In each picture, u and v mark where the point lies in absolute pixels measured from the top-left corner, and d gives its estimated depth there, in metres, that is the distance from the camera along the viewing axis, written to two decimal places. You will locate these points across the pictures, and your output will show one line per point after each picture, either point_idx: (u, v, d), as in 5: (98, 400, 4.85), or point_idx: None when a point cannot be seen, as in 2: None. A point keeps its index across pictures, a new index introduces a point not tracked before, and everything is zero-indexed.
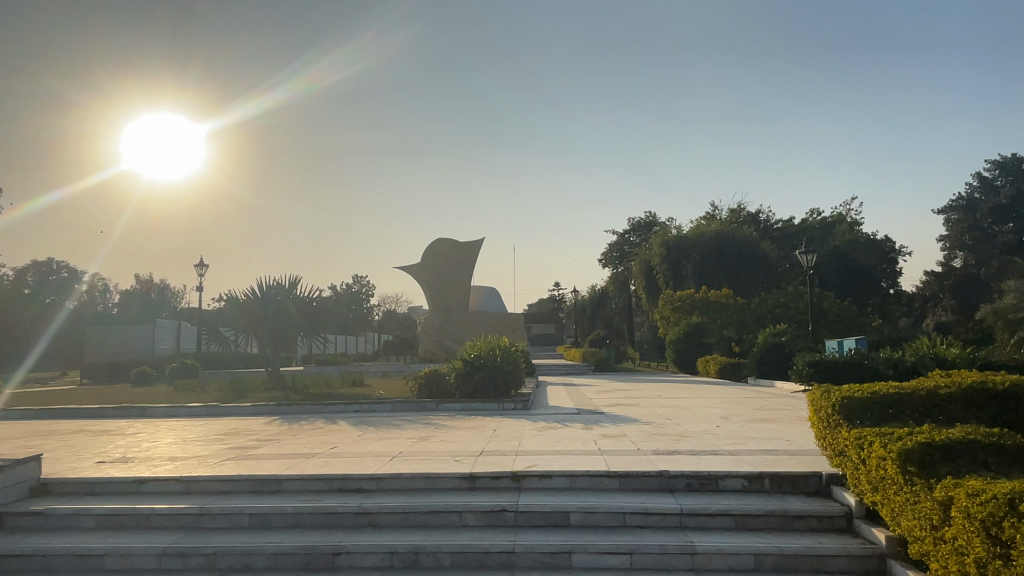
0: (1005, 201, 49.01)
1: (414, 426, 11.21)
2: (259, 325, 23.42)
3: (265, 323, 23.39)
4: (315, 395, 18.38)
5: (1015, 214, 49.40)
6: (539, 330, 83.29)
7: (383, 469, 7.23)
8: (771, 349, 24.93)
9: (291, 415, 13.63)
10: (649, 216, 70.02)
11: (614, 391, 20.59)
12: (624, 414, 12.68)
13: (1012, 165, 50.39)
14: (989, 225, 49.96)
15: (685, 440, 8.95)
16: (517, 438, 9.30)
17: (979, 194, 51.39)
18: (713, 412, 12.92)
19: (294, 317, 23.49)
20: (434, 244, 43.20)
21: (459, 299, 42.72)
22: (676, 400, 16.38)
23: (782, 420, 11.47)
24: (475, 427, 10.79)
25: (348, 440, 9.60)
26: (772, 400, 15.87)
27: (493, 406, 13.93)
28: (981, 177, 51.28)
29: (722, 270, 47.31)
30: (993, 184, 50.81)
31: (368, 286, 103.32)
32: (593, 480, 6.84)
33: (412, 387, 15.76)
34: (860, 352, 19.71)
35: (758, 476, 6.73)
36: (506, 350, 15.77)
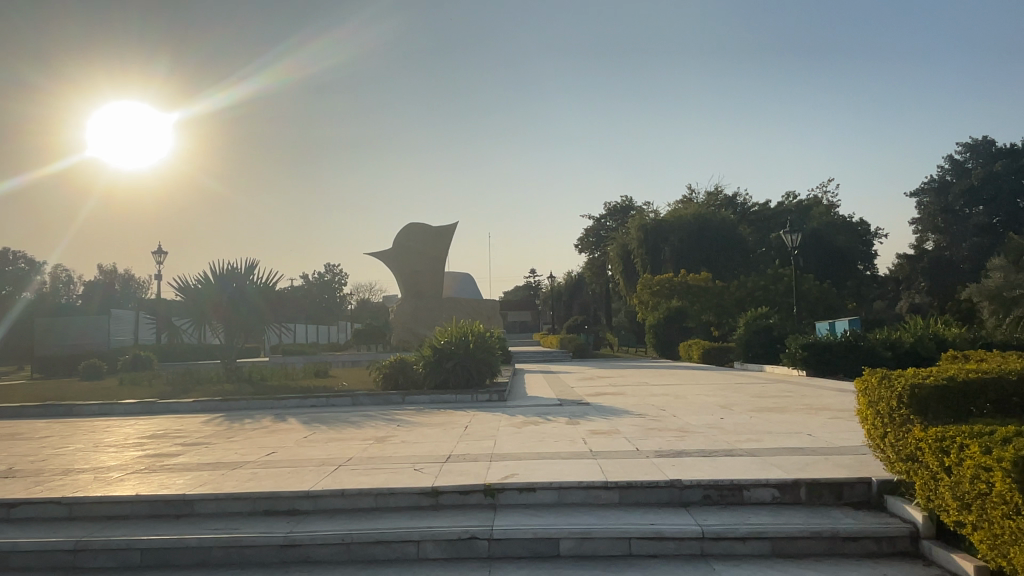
0: (975, 183, 47.15)
1: (373, 423, 9.74)
2: (217, 312, 21.51)
3: (224, 310, 21.49)
4: (271, 387, 16.80)
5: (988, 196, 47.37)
6: (516, 317, 82.01)
7: (320, 482, 5.79)
8: (759, 332, 23.78)
9: (238, 412, 12.08)
10: (626, 200, 68.84)
11: (596, 378, 19.28)
12: (613, 406, 11.32)
13: (983, 147, 48.95)
14: (961, 208, 48.44)
15: (689, 437, 7.60)
16: (493, 438, 7.88)
17: (951, 177, 49.96)
18: (710, 401, 11.61)
19: (256, 302, 21.63)
20: (406, 229, 41.43)
21: (433, 285, 41.10)
22: (665, 387, 15.09)
23: (790, 409, 10.20)
24: (443, 425, 9.36)
25: (291, 444, 8.11)
26: (769, 386, 14.66)
27: (465, 399, 12.52)
28: (953, 160, 49.87)
29: (700, 253, 46.28)
30: (965, 167, 49.34)
31: (341, 275, 101.27)
32: (586, 493, 5.45)
33: (376, 378, 14.25)
34: (855, 333, 18.61)
35: (793, 485, 5.41)
36: (480, 335, 14.33)
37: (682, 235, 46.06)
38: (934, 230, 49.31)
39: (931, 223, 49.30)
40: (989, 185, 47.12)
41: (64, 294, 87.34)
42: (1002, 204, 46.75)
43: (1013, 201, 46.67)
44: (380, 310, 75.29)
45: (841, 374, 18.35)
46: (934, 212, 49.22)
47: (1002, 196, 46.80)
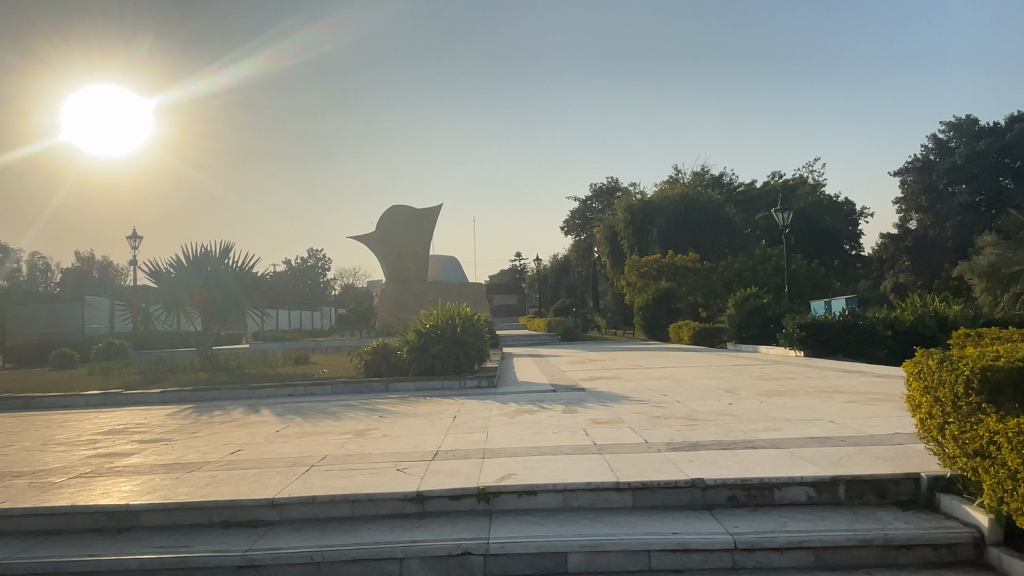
0: (959, 161, 46.87)
1: (352, 415, 8.96)
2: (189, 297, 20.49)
3: (197, 296, 20.46)
4: (247, 376, 15.97)
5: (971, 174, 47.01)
6: (501, 302, 81.29)
7: (288, 486, 5.04)
8: (753, 312, 23.16)
9: (208, 404, 11.26)
10: (611, 181, 68.08)
11: (587, 362, 18.64)
12: (611, 391, 10.62)
13: (966, 126, 48.57)
14: (945, 186, 48.20)
15: (701, 425, 6.92)
16: (484, 429, 7.16)
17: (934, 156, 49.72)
18: (712, 384, 10.96)
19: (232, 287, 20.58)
20: (389, 212, 40.37)
21: (417, 269, 40.15)
22: (661, 371, 14.44)
23: (800, 392, 9.57)
24: (428, 415, 8.60)
25: (260, 439, 7.33)
26: (770, 368, 14.06)
27: (453, 385, 11.81)
28: (937, 139, 49.63)
29: (687, 234, 45.69)
30: (948, 146, 49.12)
31: (325, 260, 99.99)
32: (594, 496, 4.73)
33: (357, 365, 13.47)
34: (854, 311, 18.06)
35: (831, 483, 4.74)
36: (467, 318, 13.57)
37: (669, 215, 45.35)
38: (917, 209, 48.93)
39: (915, 202, 49.00)
40: (972, 163, 46.89)
41: (39, 281, 85.49)
42: (985, 181, 46.37)
43: (996, 179, 46.36)
44: (363, 295, 74.25)
45: (840, 354, 17.68)
46: (917, 192, 48.84)
47: (986, 173, 46.53)
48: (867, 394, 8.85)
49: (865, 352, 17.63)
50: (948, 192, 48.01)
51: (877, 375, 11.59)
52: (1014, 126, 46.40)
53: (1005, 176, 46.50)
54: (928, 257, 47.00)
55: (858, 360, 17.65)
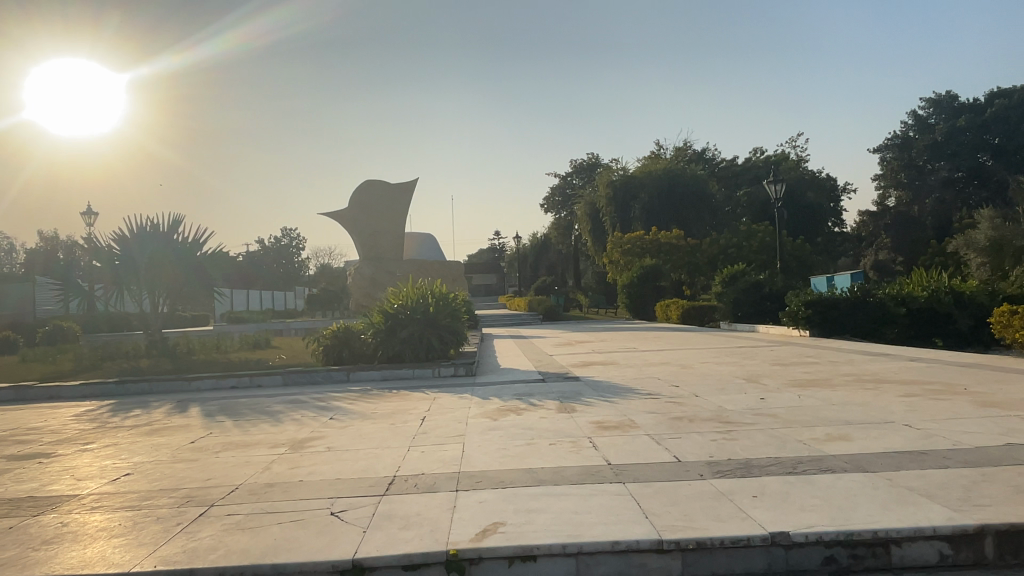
0: (938, 138, 46.04)
1: (296, 417, 7.22)
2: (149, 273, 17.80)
3: (159, 270, 17.80)
4: (192, 363, 14.14)
5: (950, 151, 46.00)
6: (479, 281, 79.46)
7: (161, 549, 3.33)
8: (749, 289, 21.71)
9: (131, 400, 9.48)
10: (592, 157, 66.28)
11: (574, 344, 17.02)
12: (612, 382, 9.00)
13: (946, 102, 47.55)
14: (924, 163, 47.29)
15: (742, 433, 5.35)
16: (460, 440, 5.52)
17: (913, 133, 48.68)
18: (727, 372, 9.39)
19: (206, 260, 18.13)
20: (363, 185, 38.17)
21: (392, 247, 38.31)
22: (660, 354, 12.85)
23: (837, 381, 8.06)
24: (391, 417, 6.91)
25: (165, 456, 5.57)
26: (782, 351, 12.54)
27: (425, 373, 10.24)
28: (917, 115, 48.56)
29: (670, 211, 44.12)
30: (927, 122, 48.14)
31: (299, 239, 97.58)
32: (626, 561, 3.10)
33: (314, 350, 11.68)
34: (863, 287, 16.59)
35: (972, 534, 3.19)
36: (441, 296, 11.80)
37: (652, 191, 43.70)
38: (897, 186, 48.17)
39: (894, 178, 48.37)
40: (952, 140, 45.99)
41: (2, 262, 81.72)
42: (964, 158, 45.29)
43: (974, 156, 45.18)
44: (337, 276, 71.91)
45: (848, 334, 16.44)
46: (897, 168, 48.07)
47: (964, 150, 45.53)
48: (924, 385, 7.32)
49: (874, 331, 16.31)
50: (928, 169, 47.05)
51: (912, 359, 10.11)
52: (994, 102, 45.44)
53: (985, 153, 45.36)
54: (907, 233, 45.91)
55: (866, 339, 16.32)
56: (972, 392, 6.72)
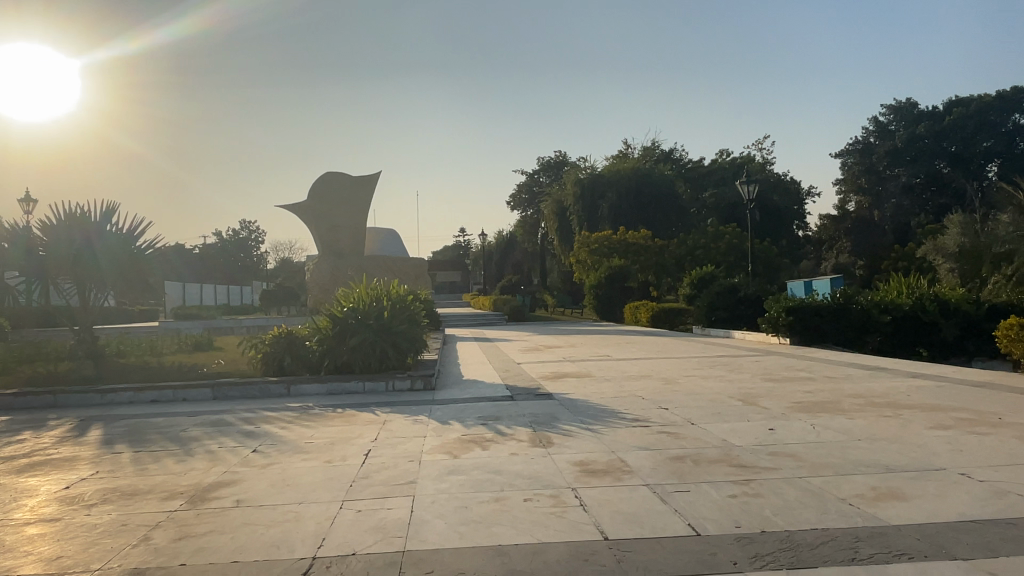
0: (898, 145, 46.12)
1: (212, 449, 5.94)
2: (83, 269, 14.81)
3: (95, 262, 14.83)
4: (118, 369, 12.58)
5: (909, 158, 46.36)
6: (444, 278, 77.95)
7: None
8: (724, 292, 20.89)
9: (25, 418, 8.04)
10: (559, 155, 65.35)
11: (542, 350, 15.93)
12: (591, 401, 7.90)
13: (906, 109, 47.78)
14: (884, 169, 47.46)
15: (767, 486, 4.24)
16: (409, 492, 4.32)
17: (874, 139, 48.76)
18: (718, 390, 8.37)
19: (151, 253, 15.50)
20: (323, 178, 36.40)
21: (352, 242, 36.72)
22: (638, 364, 11.83)
23: (847, 405, 7.06)
24: (330, 450, 5.67)
25: (17, 517, 4.22)
26: (768, 363, 11.60)
27: (378, 387, 9.08)
28: (877, 121, 48.62)
29: (638, 212, 43.36)
30: (887, 129, 48.28)
31: (258, 233, 94.77)
32: None
33: (252, 357, 10.34)
34: (845, 292, 15.80)
35: None
36: (398, 299, 10.51)
37: (620, 190, 42.90)
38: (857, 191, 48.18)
39: (854, 183, 48.49)
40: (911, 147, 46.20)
41: None
42: (923, 165, 45.62)
43: (933, 163, 45.43)
44: (298, 270, 69.79)
45: (830, 342, 15.61)
46: (857, 173, 48.19)
47: (922, 157, 45.83)
48: (951, 412, 6.34)
49: (857, 339, 15.55)
50: (888, 175, 47.28)
51: (914, 376, 9.22)
52: (953, 111, 45.77)
53: (943, 160, 45.71)
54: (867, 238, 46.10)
55: (848, 347, 15.56)
56: (1013, 424, 5.74)
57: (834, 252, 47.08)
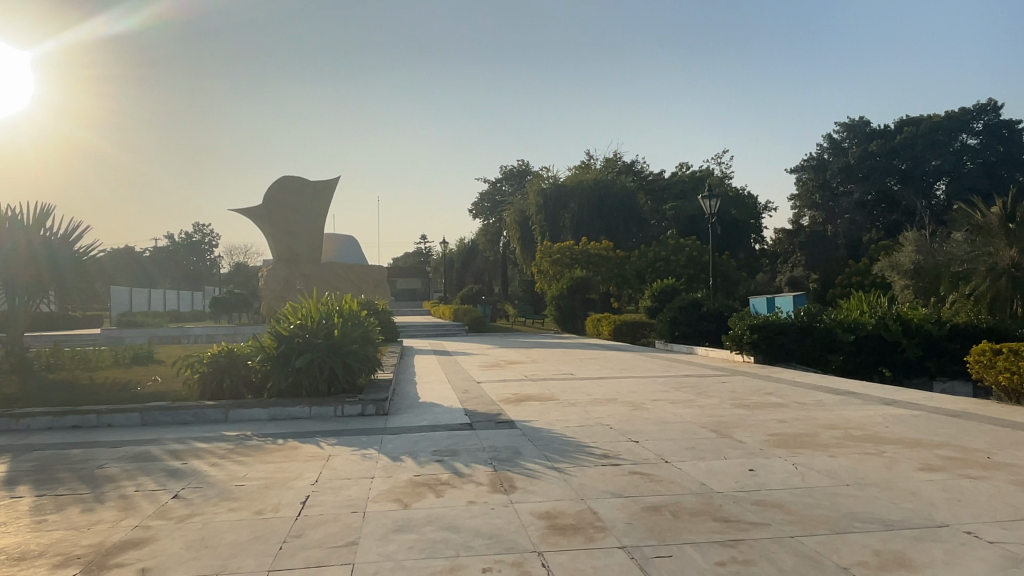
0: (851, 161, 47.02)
1: (130, 494, 5.22)
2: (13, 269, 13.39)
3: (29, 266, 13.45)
4: (43, 386, 11.56)
5: (862, 175, 47.29)
6: (404, 286, 76.87)
7: None
8: (687, 307, 20.64)
9: None
10: (522, 164, 65.08)
11: (503, 366, 15.37)
12: (555, 430, 7.37)
13: (859, 127, 48.79)
14: (838, 185, 48.34)
15: (757, 549, 3.75)
16: (349, 557, 3.72)
17: (828, 155, 49.64)
18: (689, 418, 7.93)
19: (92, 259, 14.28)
20: (280, 182, 35.25)
21: (309, 249, 35.67)
22: (603, 385, 11.37)
23: (825, 438, 6.68)
24: (263, 497, 5.00)
25: None
26: (736, 384, 11.25)
27: (327, 412, 8.43)
28: (832, 138, 49.51)
29: (600, 223, 43.17)
30: (841, 146, 49.19)
31: (212, 237, 92.26)
32: None
33: (188, 378, 9.54)
34: (809, 311, 15.61)
35: None
36: (350, 315, 9.83)
37: (582, 201, 42.71)
38: (811, 206, 48.87)
39: (809, 199, 49.22)
40: (864, 164, 47.15)
41: None
42: (875, 182, 46.60)
43: (884, 180, 46.45)
44: (253, 276, 68.01)
45: (794, 361, 15.37)
46: (812, 189, 48.95)
47: (875, 174, 46.81)
48: (936, 449, 5.98)
49: (821, 358, 15.33)
50: (841, 192, 48.15)
51: (888, 404, 8.92)
52: (904, 130, 46.90)
53: (894, 178, 46.76)
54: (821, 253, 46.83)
55: (812, 367, 15.35)
56: (1006, 466, 5.38)
57: (788, 266, 47.57)
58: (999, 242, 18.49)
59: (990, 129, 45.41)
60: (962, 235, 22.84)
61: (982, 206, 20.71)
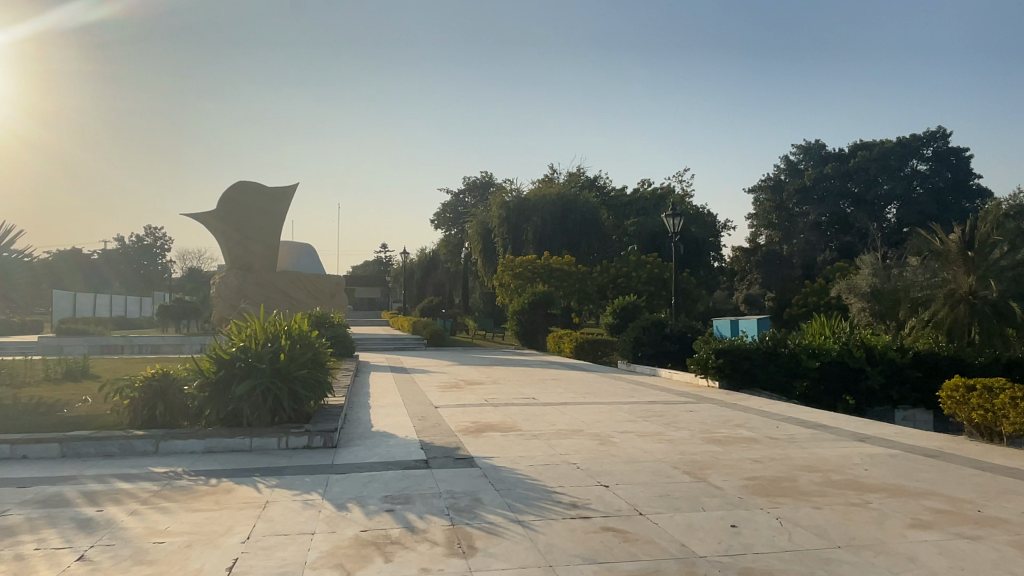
0: (807, 183, 47.85)
1: (26, 556, 4.48)
2: None
3: None
4: None
5: (817, 196, 48.14)
6: (363, 295, 75.57)
7: None
8: (650, 327, 20.36)
9: None
10: (486, 176, 64.74)
11: (462, 387, 14.75)
12: (518, 470, 6.82)
13: (815, 150, 49.76)
14: (793, 206, 49.13)
15: None
16: None
17: (785, 176, 50.45)
18: (659, 457, 7.48)
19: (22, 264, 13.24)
20: (235, 187, 34.07)
21: (264, 257, 34.54)
22: (567, 413, 10.87)
23: (805, 483, 6.27)
24: (182, 561, 4.33)
25: None
26: (703, 414, 10.89)
27: (271, 445, 7.76)
28: (788, 160, 50.36)
29: (563, 237, 42.93)
30: (797, 167, 50.07)
31: (164, 240, 89.52)
32: None
33: (117, 404, 8.72)
34: (775, 336, 15.44)
35: None
36: (299, 336, 9.14)
37: (545, 214, 42.44)
38: (767, 226, 49.59)
39: (766, 218, 49.85)
40: (819, 186, 47.99)
41: None
42: (829, 204, 47.50)
43: (838, 203, 47.40)
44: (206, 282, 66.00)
45: (759, 387, 15.10)
46: (769, 209, 49.63)
47: (829, 197, 47.71)
48: (925, 501, 5.61)
49: (786, 385, 15.12)
50: (797, 213, 48.93)
51: (861, 440, 8.62)
52: (858, 154, 47.98)
53: (847, 201, 47.77)
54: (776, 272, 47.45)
55: (777, 393, 15.14)
56: (1001, 523, 5.03)
57: (745, 284, 48.03)
58: (955, 269, 18.67)
59: (939, 155, 46.70)
60: (917, 261, 23.15)
61: (939, 232, 21.00)
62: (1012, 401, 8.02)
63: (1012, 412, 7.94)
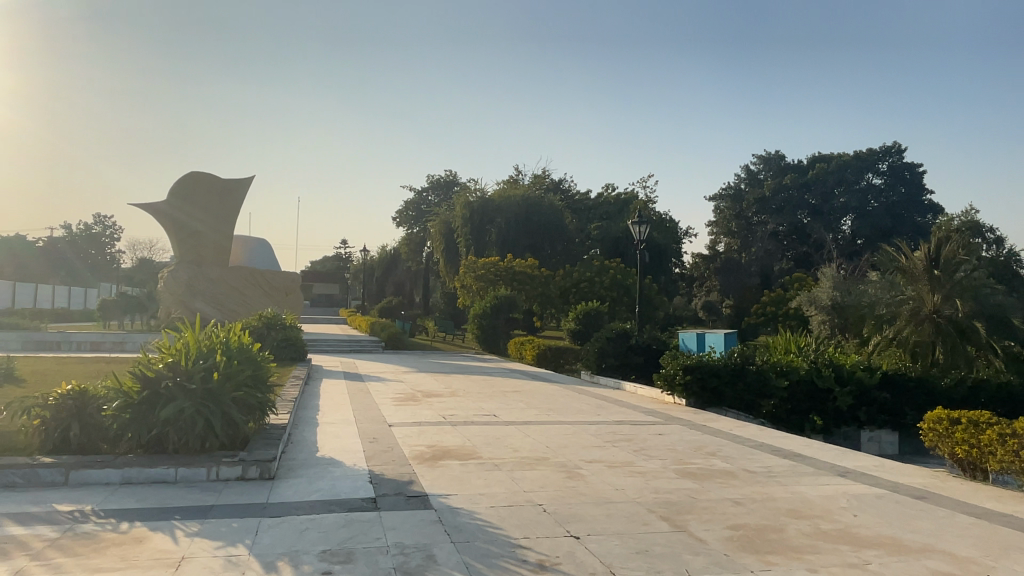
0: (766, 193, 48.22)
1: None
2: None
3: None
4: None
5: (775, 207, 48.52)
6: (321, 291, 73.94)
7: None
8: (615, 338, 19.82)
9: None
10: (450, 175, 63.86)
11: (418, 401, 13.92)
12: (477, 513, 6.08)
13: (774, 161, 50.19)
14: (752, 216, 49.46)
15: None
16: None
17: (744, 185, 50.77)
18: (633, 496, 6.82)
19: None
20: (188, 177, 32.43)
21: (216, 251, 33.03)
22: (530, 435, 10.18)
23: (796, 535, 5.67)
24: None
25: None
26: (674, 439, 10.31)
27: (198, 476, 6.89)
28: (749, 169, 50.70)
29: (525, 239, 42.34)
30: (757, 177, 50.45)
31: (115, 228, 86.28)
32: None
33: (24, 423, 7.70)
34: (742, 352, 14.99)
35: None
36: (237, 350, 8.29)
37: (508, 216, 41.78)
38: (727, 233, 49.81)
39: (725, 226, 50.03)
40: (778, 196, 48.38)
41: None
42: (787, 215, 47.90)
43: (795, 214, 47.85)
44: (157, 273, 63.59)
45: (726, 405, 14.60)
46: (728, 218, 49.85)
47: (787, 207, 48.12)
48: (930, 561, 5.05)
49: (752, 404, 14.70)
50: (755, 222, 49.26)
51: (842, 474, 8.12)
52: (816, 165, 48.57)
53: (804, 212, 48.29)
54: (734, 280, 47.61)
55: (744, 412, 14.69)
56: None
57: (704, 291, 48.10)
58: (918, 286, 18.58)
59: (893, 170, 47.51)
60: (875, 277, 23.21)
61: (901, 249, 21.01)
62: (1000, 437, 7.59)
63: (999, 450, 7.52)
